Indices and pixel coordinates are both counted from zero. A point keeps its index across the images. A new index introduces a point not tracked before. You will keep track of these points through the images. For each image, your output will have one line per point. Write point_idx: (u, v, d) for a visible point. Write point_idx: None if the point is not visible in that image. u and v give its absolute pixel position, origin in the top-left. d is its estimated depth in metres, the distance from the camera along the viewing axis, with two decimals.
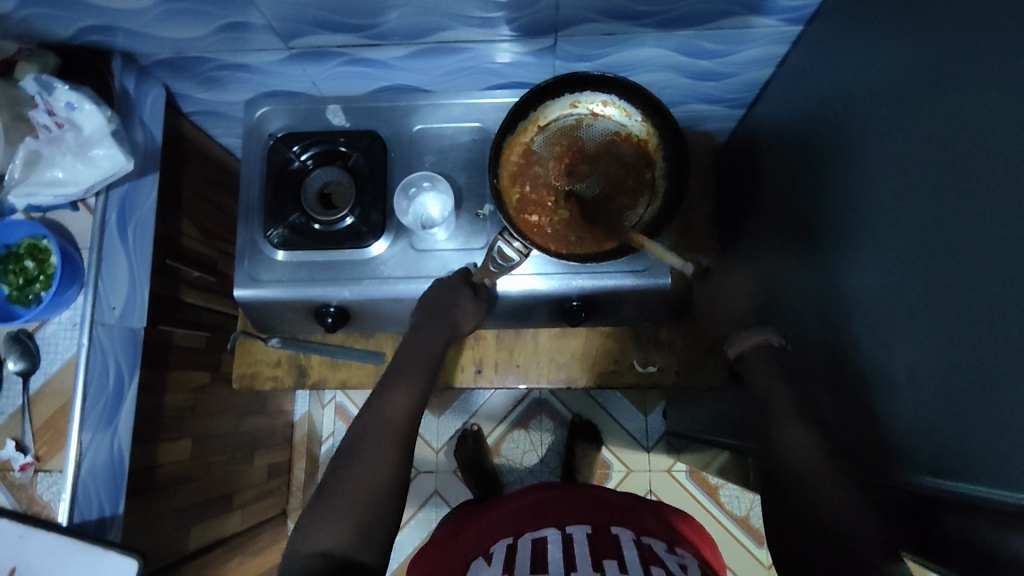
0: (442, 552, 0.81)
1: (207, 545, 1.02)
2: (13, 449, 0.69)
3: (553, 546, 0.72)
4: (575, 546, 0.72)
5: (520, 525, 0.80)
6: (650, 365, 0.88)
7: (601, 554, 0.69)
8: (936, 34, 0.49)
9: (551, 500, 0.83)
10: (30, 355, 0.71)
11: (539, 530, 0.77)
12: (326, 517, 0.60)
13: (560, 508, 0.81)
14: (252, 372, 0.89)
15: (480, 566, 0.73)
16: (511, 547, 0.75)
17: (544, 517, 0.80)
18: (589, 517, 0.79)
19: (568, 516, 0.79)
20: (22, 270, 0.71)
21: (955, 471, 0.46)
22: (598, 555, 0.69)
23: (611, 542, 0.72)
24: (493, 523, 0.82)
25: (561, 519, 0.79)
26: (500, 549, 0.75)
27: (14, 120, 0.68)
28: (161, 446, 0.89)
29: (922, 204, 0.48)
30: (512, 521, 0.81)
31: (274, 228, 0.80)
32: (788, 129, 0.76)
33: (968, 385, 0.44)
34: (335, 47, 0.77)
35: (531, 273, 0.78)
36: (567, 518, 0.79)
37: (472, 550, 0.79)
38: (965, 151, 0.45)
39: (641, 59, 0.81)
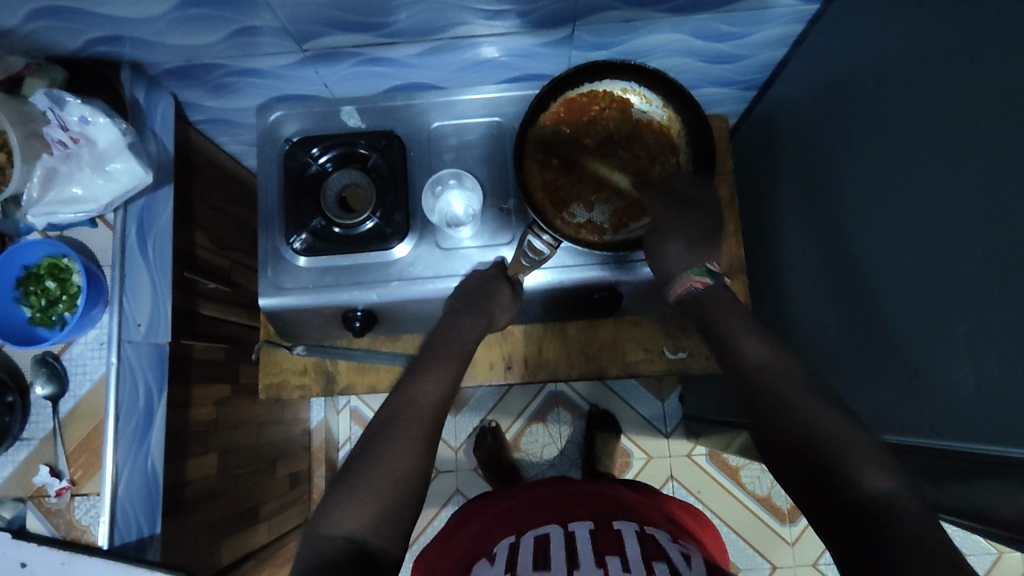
0: (443, 548, 0.80)
1: (238, 558, 1.00)
2: (47, 474, 0.68)
3: (555, 543, 0.71)
4: (578, 542, 0.71)
5: (521, 524, 0.79)
6: (680, 351, 0.88)
7: (604, 550, 0.69)
8: None
9: (553, 500, 0.82)
10: (58, 376, 0.69)
11: (542, 528, 0.76)
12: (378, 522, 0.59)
13: (565, 506, 0.81)
14: (279, 382, 0.88)
15: (482, 564, 0.72)
16: (514, 545, 0.73)
17: (544, 516, 0.79)
18: (592, 513, 0.79)
19: (572, 514, 0.79)
20: (43, 291, 0.69)
21: None
22: (600, 551, 0.69)
23: (614, 536, 0.72)
24: (499, 518, 0.81)
25: (565, 517, 0.78)
26: (503, 547, 0.74)
27: (28, 138, 0.66)
28: (189, 461, 0.88)
29: None
30: (514, 518, 0.80)
31: (296, 234, 0.79)
32: (810, 108, 0.76)
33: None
34: (349, 47, 0.75)
35: (565, 266, 0.77)
36: (571, 517, 0.78)
37: (474, 546, 0.78)
38: None
39: (657, 44, 0.80)
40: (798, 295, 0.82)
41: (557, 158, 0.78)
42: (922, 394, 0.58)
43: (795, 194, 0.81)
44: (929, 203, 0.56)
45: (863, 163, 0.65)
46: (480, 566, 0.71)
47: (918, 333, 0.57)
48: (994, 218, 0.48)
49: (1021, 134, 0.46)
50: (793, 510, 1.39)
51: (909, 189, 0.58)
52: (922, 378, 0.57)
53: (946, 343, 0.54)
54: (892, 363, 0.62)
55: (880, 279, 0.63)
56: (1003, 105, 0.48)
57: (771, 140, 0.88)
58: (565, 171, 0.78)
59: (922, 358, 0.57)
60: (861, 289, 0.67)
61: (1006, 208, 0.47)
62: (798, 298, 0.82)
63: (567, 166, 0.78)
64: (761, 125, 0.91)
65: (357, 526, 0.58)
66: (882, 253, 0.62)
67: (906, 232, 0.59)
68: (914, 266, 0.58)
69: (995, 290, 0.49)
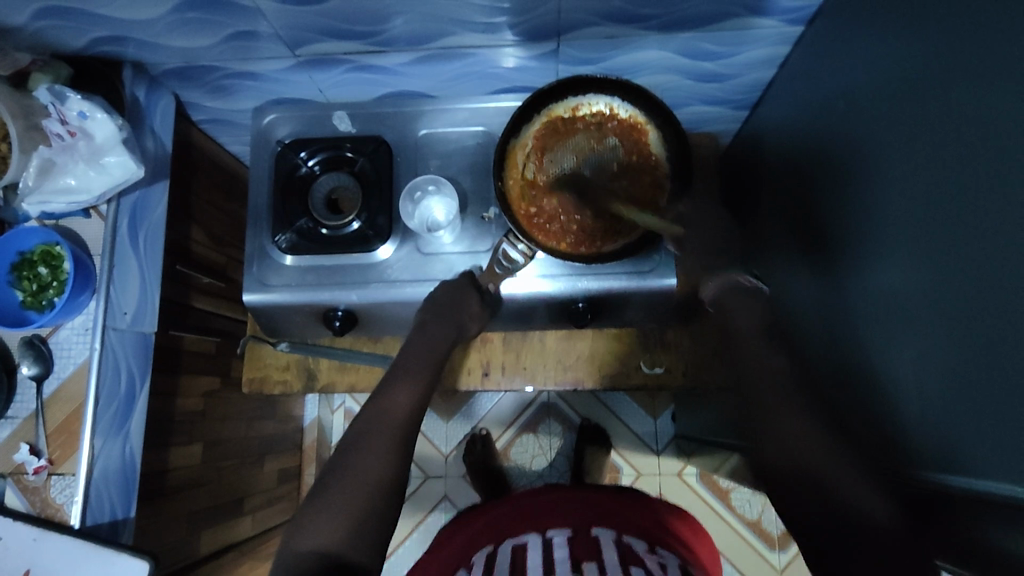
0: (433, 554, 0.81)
1: (218, 549, 1.03)
2: (27, 452, 0.71)
3: (533, 551, 0.73)
4: (555, 551, 0.72)
5: (502, 530, 0.80)
6: (657, 366, 0.88)
7: (580, 558, 0.70)
8: (941, 30, 0.48)
9: (535, 505, 0.82)
10: (43, 359, 0.72)
11: (521, 536, 0.77)
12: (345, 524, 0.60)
13: (549, 510, 0.81)
14: (262, 376, 0.90)
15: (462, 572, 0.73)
16: (491, 555, 0.75)
17: (525, 523, 0.80)
18: (577, 518, 0.79)
19: (551, 519, 0.80)
20: (35, 276, 0.73)
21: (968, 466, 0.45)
22: (577, 558, 0.70)
23: (592, 544, 0.73)
24: (482, 528, 0.82)
25: (544, 522, 0.79)
26: (481, 556, 0.76)
27: (28, 130, 0.69)
28: (172, 450, 0.90)
29: (936, 199, 0.48)
30: (497, 526, 0.81)
31: (281, 233, 0.81)
32: (790, 129, 0.77)
33: (987, 385, 0.43)
34: (342, 54, 0.78)
35: (537, 275, 0.79)
36: (549, 522, 0.79)
37: (458, 555, 0.79)
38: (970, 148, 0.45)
39: (645, 61, 0.81)
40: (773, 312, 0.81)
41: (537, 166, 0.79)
42: (875, 410, 0.57)
43: (777, 216, 0.80)
44: (882, 227, 0.56)
45: (830, 185, 0.65)
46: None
47: (874, 355, 0.57)
48: (939, 244, 0.48)
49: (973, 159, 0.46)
50: (782, 536, 1.37)
51: (871, 210, 0.58)
52: (877, 398, 0.57)
53: (895, 368, 0.54)
54: (849, 381, 0.62)
55: (842, 303, 0.63)
56: None
57: (755, 159, 0.88)
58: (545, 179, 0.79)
59: (878, 380, 0.57)
60: (826, 309, 0.67)
61: (952, 234, 0.47)
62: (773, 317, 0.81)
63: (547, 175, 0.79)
64: (747, 144, 0.92)
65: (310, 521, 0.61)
66: (845, 277, 0.63)
67: (866, 256, 0.59)
68: (873, 291, 0.58)
69: (937, 314, 0.49)
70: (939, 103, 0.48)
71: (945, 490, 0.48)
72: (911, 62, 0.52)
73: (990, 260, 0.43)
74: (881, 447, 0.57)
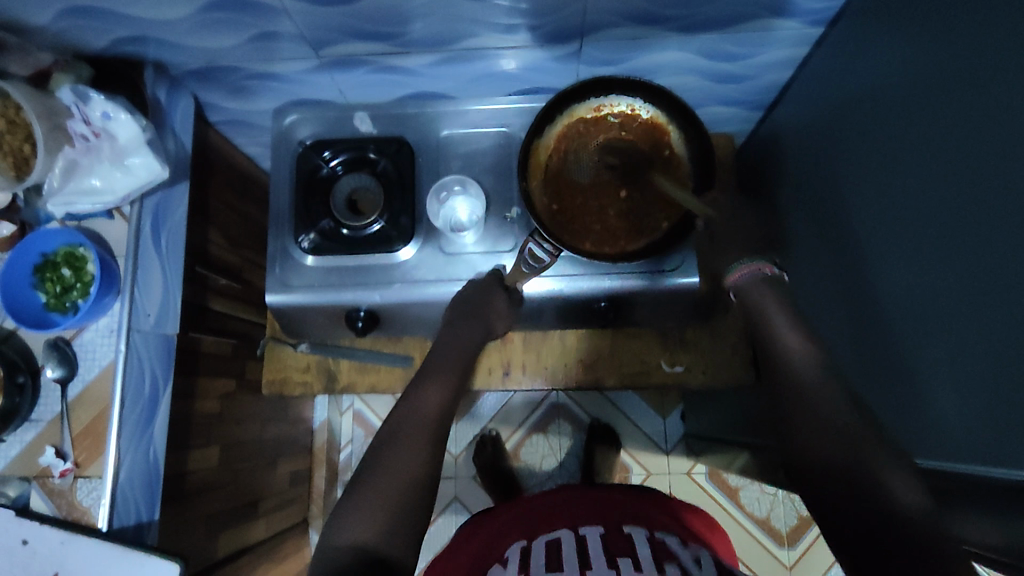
0: (457, 553, 0.78)
1: (235, 552, 1.02)
2: (53, 455, 0.70)
3: (566, 546, 0.71)
4: (589, 546, 0.71)
5: (531, 528, 0.79)
6: (677, 365, 0.88)
7: (615, 553, 0.68)
8: (973, 31, 0.49)
9: (562, 509, 0.81)
10: (68, 361, 0.72)
11: (553, 532, 0.76)
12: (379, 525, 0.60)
13: (575, 511, 0.80)
14: (282, 378, 0.90)
15: (496, 569, 0.71)
16: (525, 549, 0.73)
17: (551, 522, 0.78)
18: (604, 518, 0.78)
19: (581, 518, 0.78)
20: (58, 278, 0.72)
21: (1004, 458, 0.46)
22: (611, 553, 0.69)
23: (626, 540, 0.72)
24: (508, 526, 0.81)
25: (575, 521, 0.78)
26: (514, 551, 0.74)
27: (53, 130, 0.68)
28: (191, 452, 0.90)
29: (967, 196, 0.49)
30: (526, 525, 0.79)
31: (304, 233, 0.81)
32: (809, 128, 0.78)
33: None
34: (364, 55, 0.78)
35: (563, 275, 0.79)
36: (580, 520, 0.78)
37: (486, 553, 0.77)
38: (1005, 146, 0.46)
39: (665, 63, 0.82)
40: None
41: (561, 166, 0.80)
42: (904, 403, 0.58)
43: (796, 215, 0.80)
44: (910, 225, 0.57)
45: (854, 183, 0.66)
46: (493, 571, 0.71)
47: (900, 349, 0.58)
48: (965, 241, 0.49)
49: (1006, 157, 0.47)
50: (790, 534, 1.38)
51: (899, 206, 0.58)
52: (906, 392, 0.57)
53: (921, 363, 0.55)
54: (876, 374, 0.62)
55: (867, 298, 0.64)
56: None
57: (773, 160, 0.88)
58: (569, 179, 0.80)
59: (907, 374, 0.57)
60: (850, 305, 0.67)
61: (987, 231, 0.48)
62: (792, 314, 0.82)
63: (571, 175, 0.80)
64: (764, 144, 0.92)
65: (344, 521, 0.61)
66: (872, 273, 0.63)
67: (887, 252, 0.59)
68: (899, 287, 0.58)
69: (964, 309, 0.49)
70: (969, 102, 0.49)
71: (978, 479, 0.48)
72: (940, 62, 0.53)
73: (1019, 256, 0.44)
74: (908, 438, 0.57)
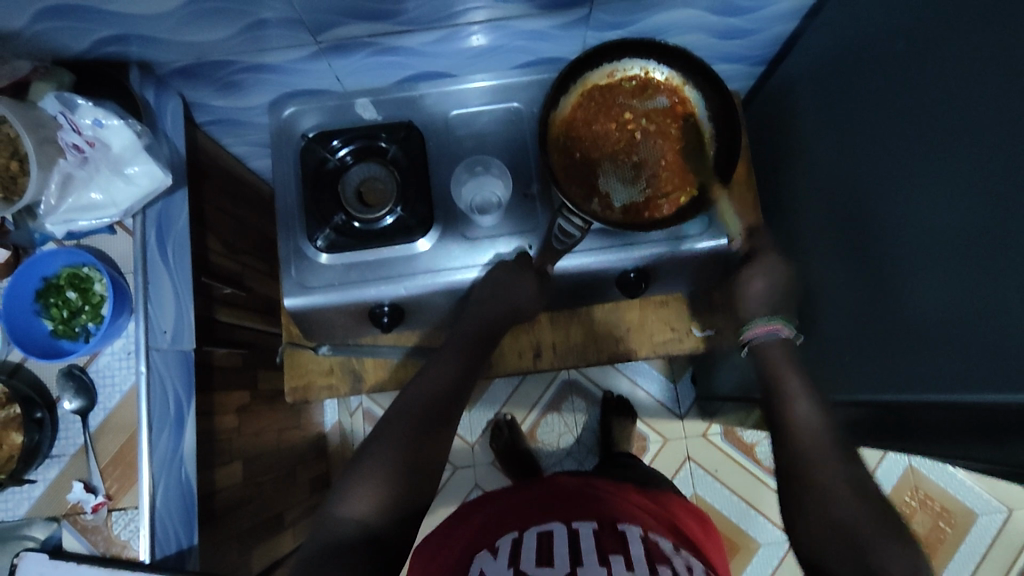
0: (441, 543, 0.74)
1: (267, 567, 0.99)
2: (82, 490, 0.66)
3: (558, 542, 0.67)
4: (582, 542, 0.66)
5: (527, 516, 0.74)
6: (707, 328, 0.88)
7: (607, 549, 0.65)
8: None
9: (556, 497, 0.77)
10: (87, 390, 0.67)
11: (545, 523, 0.71)
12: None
13: (560, 503, 0.76)
14: (305, 383, 0.87)
15: (484, 557, 0.67)
16: (516, 540, 0.69)
17: (540, 512, 0.74)
18: (596, 512, 0.74)
19: (574, 511, 0.74)
20: (64, 302, 0.67)
21: None
22: (604, 549, 0.65)
23: (618, 536, 0.68)
24: (507, 509, 0.76)
25: (568, 514, 0.73)
26: (505, 541, 0.69)
27: (42, 143, 0.63)
28: (217, 470, 0.86)
29: None
30: (523, 512, 0.75)
31: (319, 232, 0.78)
32: (827, 76, 0.77)
33: None
34: (364, 37, 0.74)
35: (592, 249, 0.76)
36: (573, 514, 0.73)
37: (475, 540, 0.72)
38: None
39: (674, 21, 0.80)
40: (815, 260, 0.82)
41: (579, 137, 0.77)
42: (948, 342, 0.58)
43: (817, 167, 0.80)
44: (955, 162, 0.57)
45: (885, 127, 0.66)
46: (480, 561, 0.66)
47: (948, 287, 0.58)
48: None
49: None
50: None
51: (938, 147, 0.58)
52: (949, 328, 0.58)
53: (973, 297, 0.55)
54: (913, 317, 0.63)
55: (905, 240, 0.64)
56: None
57: (786, 112, 0.87)
58: (589, 150, 0.77)
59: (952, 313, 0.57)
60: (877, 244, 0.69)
61: None
62: (815, 266, 0.82)
63: (590, 145, 0.77)
64: (773, 98, 0.91)
65: (363, 506, 0.60)
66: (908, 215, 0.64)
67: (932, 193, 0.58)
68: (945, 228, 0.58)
69: None
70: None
71: None
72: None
73: None
74: (956, 375, 0.57)
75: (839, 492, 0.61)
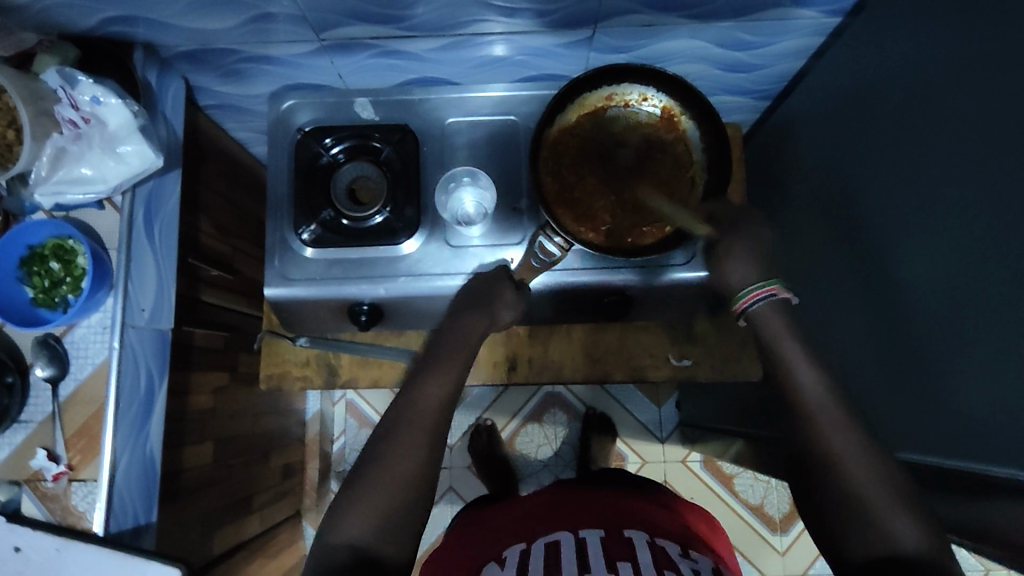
0: (454, 554, 0.74)
1: (229, 549, 1.00)
2: (45, 458, 0.67)
3: (566, 551, 0.67)
4: (588, 549, 0.66)
5: (534, 526, 0.74)
6: (685, 359, 0.88)
7: (614, 556, 0.65)
8: None
9: (566, 505, 0.77)
10: (59, 359, 0.68)
11: (552, 532, 0.71)
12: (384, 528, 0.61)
13: (568, 510, 0.76)
14: (281, 372, 0.87)
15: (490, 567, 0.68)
16: (524, 551, 0.69)
17: (551, 520, 0.74)
18: (602, 517, 0.74)
19: (579, 518, 0.74)
20: (46, 272, 0.68)
21: None
22: (611, 556, 0.65)
23: (624, 542, 0.68)
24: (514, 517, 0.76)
25: (574, 520, 0.73)
26: (514, 552, 0.69)
27: (38, 115, 0.65)
28: (185, 449, 0.87)
29: None
30: (531, 522, 0.75)
31: (305, 225, 0.78)
32: (826, 121, 0.76)
33: None
34: (368, 38, 0.74)
35: (573, 269, 0.77)
36: (579, 520, 0.73)
37: (487, 552, 0.72)
38: None
39: (678, 50, 0.80)
40: (810, 304, 0.82)
41: (570, 156, 0.78)
42: None
43: (809, 209, 0.80)
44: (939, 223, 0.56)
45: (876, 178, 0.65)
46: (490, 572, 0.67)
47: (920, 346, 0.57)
48: None
49: None
50: (783, 520, 1.40)
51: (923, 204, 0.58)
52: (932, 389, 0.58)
53: None
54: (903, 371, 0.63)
55: None
56: None
57: (785, 151, 0.87)
58: (579, 169, 0.77)
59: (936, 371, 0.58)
60: (867, 296, 0.69)
61: None
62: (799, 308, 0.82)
63: (581, 165, 0.78)
64: (774, 134, 0.91)
65: None
66: (895, 270, 0.64)
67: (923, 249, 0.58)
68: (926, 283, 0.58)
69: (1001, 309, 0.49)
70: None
71: None
72: (991, 59, 0.52)
73: None
74: None
75: (862, 485, 0.56)
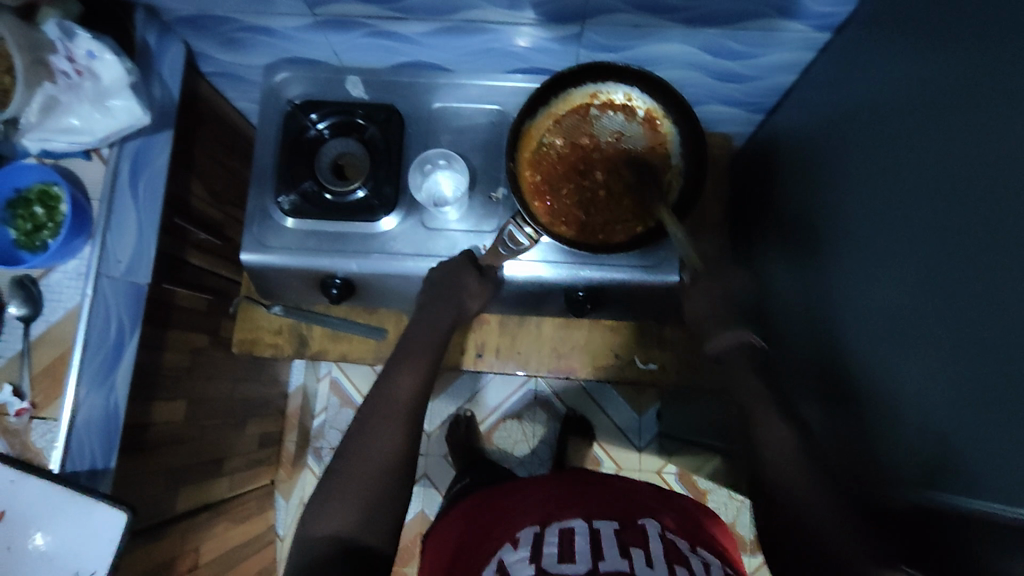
0: (469, 539, 0.69)
1: (195, 508, 1.02)
2: (10, 393, 0.70)
3: (581, 538, 0.61)
4: (603, 538, 0.61)
5: (551, 508, 0.69)
6: (650, 362, 0.89)
7: (626, 545, 0.60)
8: (993, 49, 0.48)
9: (579, 492, 0.71)
10: (33, 300, 0.71)
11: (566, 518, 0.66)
12: (353, 516, 0.61)
13: (584, 496, 0.71)
14: (253, 338, 0.90)
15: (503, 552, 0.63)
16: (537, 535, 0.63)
17: (569, 505, 0.69)
18: (612, 506, 0.69)
19: (593, 505, 0.69)
20: (30, 215, 0.71)
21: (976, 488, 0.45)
22: (622, 545, 0.60)
23: (634, 534, 0.63)
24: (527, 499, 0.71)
25: (589, 508, 0.68)
26: (526, 535, 0.64)
27: (34, 64, 0.66)
28: (155, 404, 0.89)
29: (970, 217, 0.48)
30: (546, 503, 0.70)
31: (285, 194, 0.80)
32: (807, 136, 0.76)
33: (996, 419, 0.43)
34: (360, 17, 0.76)
35: (542, 261, 0.78)
36: (593, 508, 0.68)
37: (501, 535, 0.67)
38: (1007, 180, 0.44)
39: (667, 54, 0.80)
40: (779, 318, 0.82)
41: (549, 151, 0.78)
42: None
43: (785, 223, 0.80)
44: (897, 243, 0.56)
45: (845, 197, 0.65)
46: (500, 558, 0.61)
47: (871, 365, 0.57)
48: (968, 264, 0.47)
49: (1000, 184, 0.45)
50: (754, 541, 1.38)
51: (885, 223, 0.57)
52: (873, 410, 0.58)
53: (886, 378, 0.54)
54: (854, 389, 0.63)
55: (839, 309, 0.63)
56: (983, 151, 0.47)
57: (768, 165, 0.87)
58: (556, 165, 0.78)
59: (878, 393, 0.57)
60: (829, 315, 0.68)
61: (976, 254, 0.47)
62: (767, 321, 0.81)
63: (558, 161, 0.78)
64: (761, 148, 0.91)
65: None
66: (855, 287, 0.63)
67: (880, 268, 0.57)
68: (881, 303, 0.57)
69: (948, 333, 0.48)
70: (979, 124, 0.48)
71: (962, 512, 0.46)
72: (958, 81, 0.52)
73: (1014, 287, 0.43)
74: None
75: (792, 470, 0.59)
